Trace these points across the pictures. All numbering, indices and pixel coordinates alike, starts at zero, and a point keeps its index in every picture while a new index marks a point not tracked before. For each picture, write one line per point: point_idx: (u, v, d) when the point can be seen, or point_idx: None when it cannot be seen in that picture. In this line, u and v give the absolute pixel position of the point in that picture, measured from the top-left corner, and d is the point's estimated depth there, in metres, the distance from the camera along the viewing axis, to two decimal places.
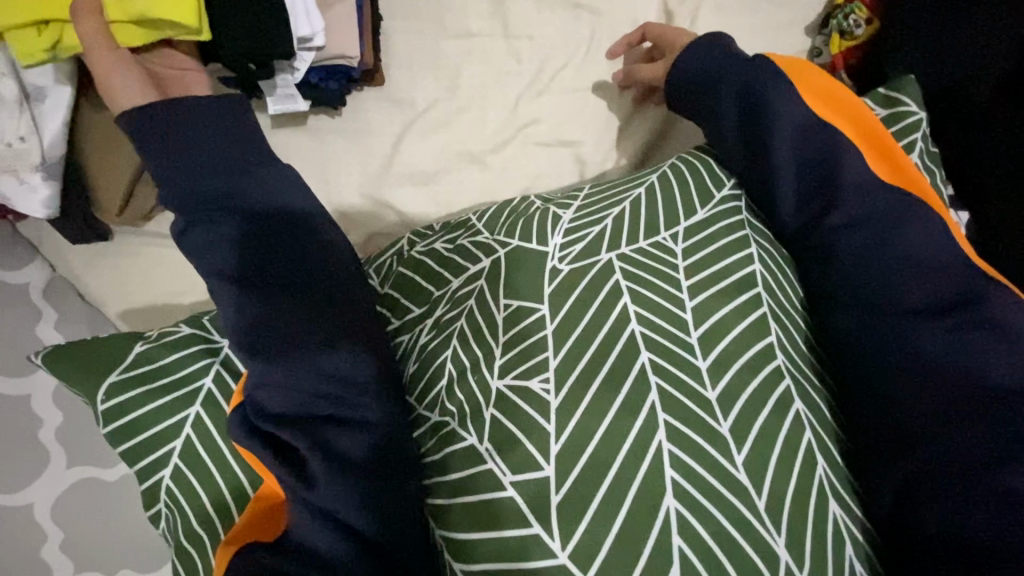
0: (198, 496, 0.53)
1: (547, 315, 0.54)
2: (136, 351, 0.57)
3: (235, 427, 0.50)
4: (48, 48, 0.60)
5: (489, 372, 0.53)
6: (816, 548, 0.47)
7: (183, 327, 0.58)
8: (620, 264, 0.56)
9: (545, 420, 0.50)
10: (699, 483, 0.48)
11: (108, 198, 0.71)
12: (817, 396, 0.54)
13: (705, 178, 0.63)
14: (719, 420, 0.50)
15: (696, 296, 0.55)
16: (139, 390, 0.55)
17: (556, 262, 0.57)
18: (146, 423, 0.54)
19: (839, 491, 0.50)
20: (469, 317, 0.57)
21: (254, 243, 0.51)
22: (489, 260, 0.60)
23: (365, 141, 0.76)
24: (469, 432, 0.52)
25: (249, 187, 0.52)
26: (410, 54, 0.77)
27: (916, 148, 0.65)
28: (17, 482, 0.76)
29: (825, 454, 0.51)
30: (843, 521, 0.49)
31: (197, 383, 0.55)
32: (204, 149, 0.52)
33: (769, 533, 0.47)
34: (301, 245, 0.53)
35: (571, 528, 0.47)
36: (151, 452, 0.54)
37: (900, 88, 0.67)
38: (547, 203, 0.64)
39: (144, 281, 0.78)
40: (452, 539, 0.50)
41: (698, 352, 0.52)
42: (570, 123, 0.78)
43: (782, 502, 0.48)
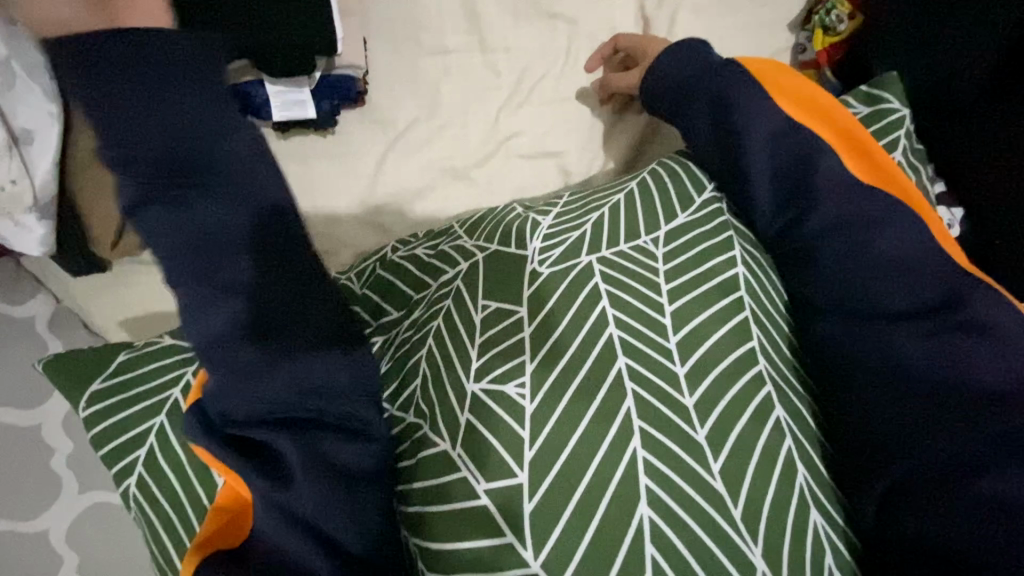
0: (160, 504, 0.54)
1: (525, 318, 0.54)
2: (120, 360, 0.58)
3: (194, 425, 0.48)
4: None
5: (464, 374, 0.53)
6: (794, 556, 0.47)
7: (166, 339, 0.60)
8: (599, 267, 0.56)
9: (520, 426, 0.50)
10: (675, 491, 0.47)
11: (102, 231, 0.73)
12: (802, 403, 0.53)
13: (686, 181, 0.62)
14: (696, 427, 0.49)
15: (675, 301, 0.54)
16: (114, 398, 0.56)
17: (537, 264, 0.57)
18: (118, 429, 0.56)
19: (822, 501, 0.50)
20: (445, 317, 0.57)
21: (230, 236, 0.45)
22: (467, 263, 0.60)
23: (350, 162, 0.76)
24: (441, 437, 0.52)
25: (208, 159, 0.45)
26: (387, 73, 0.77)
27: (898, 144, 0.63)
28: (32, 510, 0.78)
29: (806, 462, 0.50)
30: (825, 531, 0.48)
31: (165, 395, 0.56)
32: (160, 107, 0.43)
33: (745, 542, 0.47)
34: (279, 242, 0.47)
35: (544, 536, 0.47)
36: (121, 458, 0.55)
37: (884, 86, 0.65)
38: (528, 209, 0.63)
39: (145, 309, 0.80)
40: (427, 548, 0.50)
41: (676, 357, 0.52)
42: (553, 133, 0.77)
43: (760, 510, 0.47)
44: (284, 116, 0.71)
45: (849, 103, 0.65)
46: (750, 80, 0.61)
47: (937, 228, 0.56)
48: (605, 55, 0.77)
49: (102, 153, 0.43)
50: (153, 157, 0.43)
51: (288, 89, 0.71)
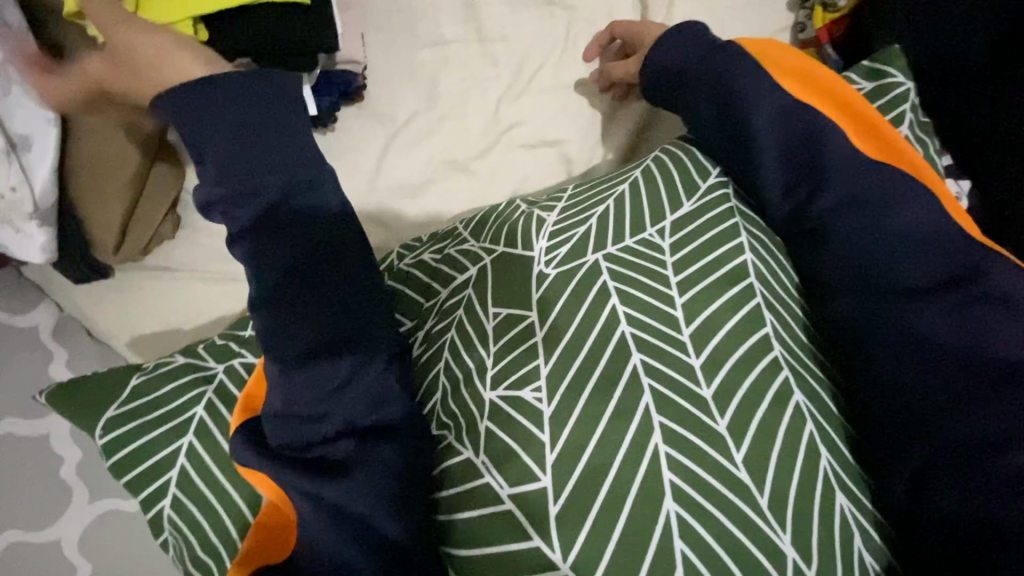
0: (200, 526, 0.54)
1: (537, 322, 0.54)
2: (133, 384, 0.58)
3: (244, 445, 0.48)
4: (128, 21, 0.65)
5: (481, 384, 0.53)
6: (823, 546, 0.46)
7: (178, 357, 0.59)
8: (607, 265, 0.55)
9: (540, 429, 0.49)
10: (700, 483, 0.47)
11: (102, 236, 0.73)
12: (819, 385, 0.53)
13: (689, 167, 0.62)
14: (716, 417, 0.49)
15: (686, 292, 0.54)
16: (134, 424, 0.56)
17: (543, 266, 0.56)
18: (144, 455, 0.55)
19: (847, 483, 0.49)
20: (459, 327, 0.57)
21: (291, 253, 0.48)
22: (476, 268, 0.60)
23: (351, 158, 0.75)
24: (466, 446, 0.51)
25: (301, 189, 0.50)
26: (385, 67, 0.76)
27: (904, 118, 0.63)
28: (42, 520, 0.77)
29: (828, 444, 0.50)
30: (852, 513, 0.48)
31: (189, 413, 0.56)
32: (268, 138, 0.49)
33: (773, 530, 0.46)
34: (329, 250, 0.50)
35: (571, 537, 0.46)
36: (150, 485, 0.55)
37: (886, 59, 0.65)
38: (532, 206, 0.63)
39: (148, 315, 0.79)
40: (455, 555, 0.50)
41: (691, 349, 0.51)
42: (553, 123, 0.77)
43: (785, 499, 0.47)
44: None
45: (852, 78, 0.65)
46: (750, 64, 0.61)
47: (950, 203, 0.56)
48: (602, 45, 0.77)
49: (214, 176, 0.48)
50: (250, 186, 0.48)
51: None
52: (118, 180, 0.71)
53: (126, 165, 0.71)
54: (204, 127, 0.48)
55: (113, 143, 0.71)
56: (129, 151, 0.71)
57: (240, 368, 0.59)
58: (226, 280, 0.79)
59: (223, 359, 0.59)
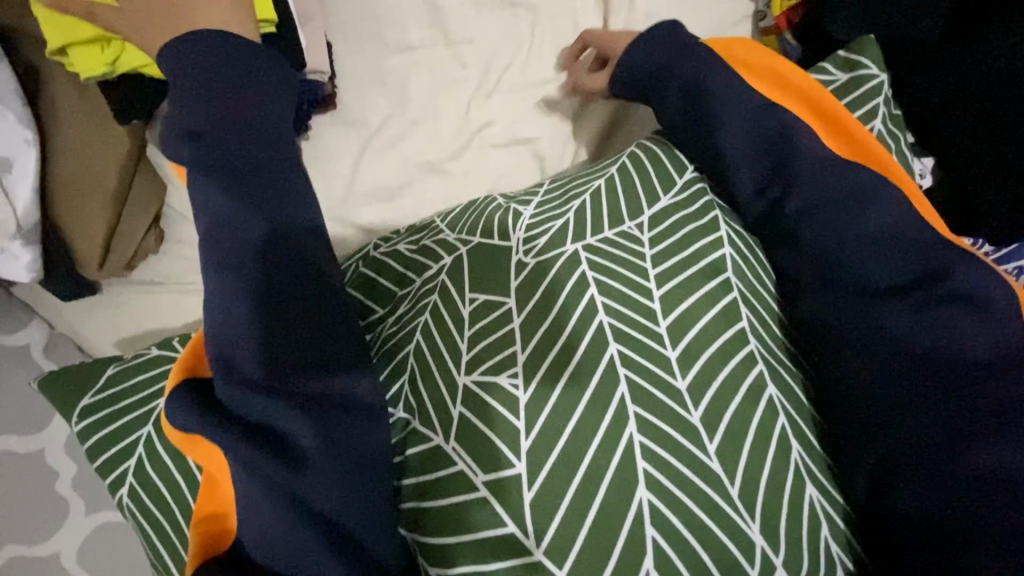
0: (153, 513, 0.58)
1: (514, 309, 0.54)
2: (108, 374, 0.62)
3: (183, 415, 0.48)
4: (109, 62, 0.61)
5: (456, 368, 0.53)
6: (790, 531, 0.48)
7: (152, 349, 0.64)
8: (586, 254, 0.55)
9: (515, 416, 0.50)
10: (674, 475, 0.48)
11: (87, 252, 0.74)
12: (794, 380, 0.54)
13: (666, 163, 0.62)
14: (691, 410, 0.50)
15: (665, 285, 0.54)
16: (103, 411, 0.60)
17: (521, 255, 0.57)
18: (110, 441, 0.60)
19: (815, 472, 0.51)
20: (433, 312, 0.56)
21: (268, 254, 0.49)
22: (450, 257, 0.60)
23: (326, 165, 0.76)
24: (434, 431, 0.51)
25: (279, 164, 0.52)
26: (356, 74, 0.78)
27: (878, 111, 0.65)
28: (39, 534, 0.78)
29: (799, 436, 0.51)
30: (819, 502, 0.50)
31: (153, 403, 0.60)
32: (255, 147, 0.51)
33: (743, 519, 0.47)
34: (303, 256, 0.51)
35: (546, 522, 0.47)
36: (114, 470, 0.59)
37: (861, 49, 0.67)
38: (509, 200, 0.64)
39: (136, 327, 0.80)
40: (427, 542, 0.50)
41: (668, 342, 0.52)
42: (524, 121, 0.78)
43: (756, 487, 0.48)
44: None
45: (827, 68, 0.67)
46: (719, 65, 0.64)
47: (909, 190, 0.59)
48: (576, 56, 0.78)
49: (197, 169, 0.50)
50: (231, 157, 0.50)
51: None
52: (97, 194, 0.73)
53: (104, 182, 0.72)
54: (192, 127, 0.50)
55: (92, 160, 0.72)
56: (108, 169, 0.72)
57: None
58: None
59: None
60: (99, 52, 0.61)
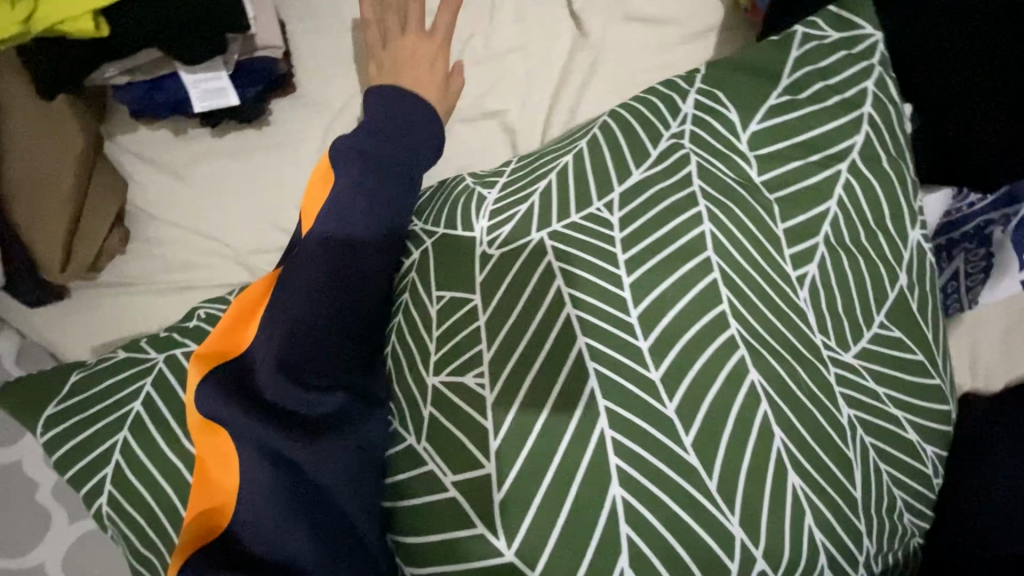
0: (137, 522, 0.53)
1: (479, 306, 0.49)
2: (73, 380, 0.58)
3: (211, 400, 0.47)
4: (23, 20, 0.57)
5: (425, 368, 0.50)
6: (773, 526, 0.43)
7: (119, 353, 0.59)
8: (552, 243, 0.49)
9: (482, 415, 0.46)
10: (648, 470, 0.44)
11: (48, 255, 0.70)
12: (781, 362, 0.47)
13: (636, 128, 0.54)
14: (665, 401, 0.45)
15: (635, 271, 0.47)
16: (74, 419, 0.56)
17: (486, 247, 0.51)
18: (82, 450, 0.55)
19: (804, 462, 0.45)
20: (404, 312, 0.53)
21: (343, 259, 0.52)
22: (419, 251, 0.55)
23: (290, 151, 0.75)
24: (409, 432, 0.50)
25: (401, 184, 0.56)
26: (317, 55, 0.75)
27: (875, 72, 0.56)
28: (25, 544, 0.77)
29: (785, 426, 0.45)
30: (805, 493, 0.44)
31: (127, 408, 0.55)
32: (386, 167, 0.56)
33: (722, 512, 0.43)
34: (366, 266, 0.53)
35: (516, 524, 0.44)
36: (88, 480, 0.54)
37: (855, 7, 0.58)
38: (476, 181, 0.58)
39: (100, 329, 0.76)
40: (403, 543, 0.48)
41: (638, 331, 0.46)
42: (491, 93, 0.73)
43: (735, 481, 0.44)
44: (206, 106, 0.68)
45: (817, 25, 0.57)
46: None
47: None
48: None
49: (345, 176, 0.53)
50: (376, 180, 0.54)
51: (203, 76, 0.66)
52: (60, 195, 0.69)
53: (63, 181, 0.69)
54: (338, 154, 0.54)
55: (49, 161, 0.69)
56: (65, 168, 0.69)
57: (182, 357, 0.57)
58: (171, 289, 0.75)
59: (163, 349, 0.58)
60: (12, 11, 0.57)
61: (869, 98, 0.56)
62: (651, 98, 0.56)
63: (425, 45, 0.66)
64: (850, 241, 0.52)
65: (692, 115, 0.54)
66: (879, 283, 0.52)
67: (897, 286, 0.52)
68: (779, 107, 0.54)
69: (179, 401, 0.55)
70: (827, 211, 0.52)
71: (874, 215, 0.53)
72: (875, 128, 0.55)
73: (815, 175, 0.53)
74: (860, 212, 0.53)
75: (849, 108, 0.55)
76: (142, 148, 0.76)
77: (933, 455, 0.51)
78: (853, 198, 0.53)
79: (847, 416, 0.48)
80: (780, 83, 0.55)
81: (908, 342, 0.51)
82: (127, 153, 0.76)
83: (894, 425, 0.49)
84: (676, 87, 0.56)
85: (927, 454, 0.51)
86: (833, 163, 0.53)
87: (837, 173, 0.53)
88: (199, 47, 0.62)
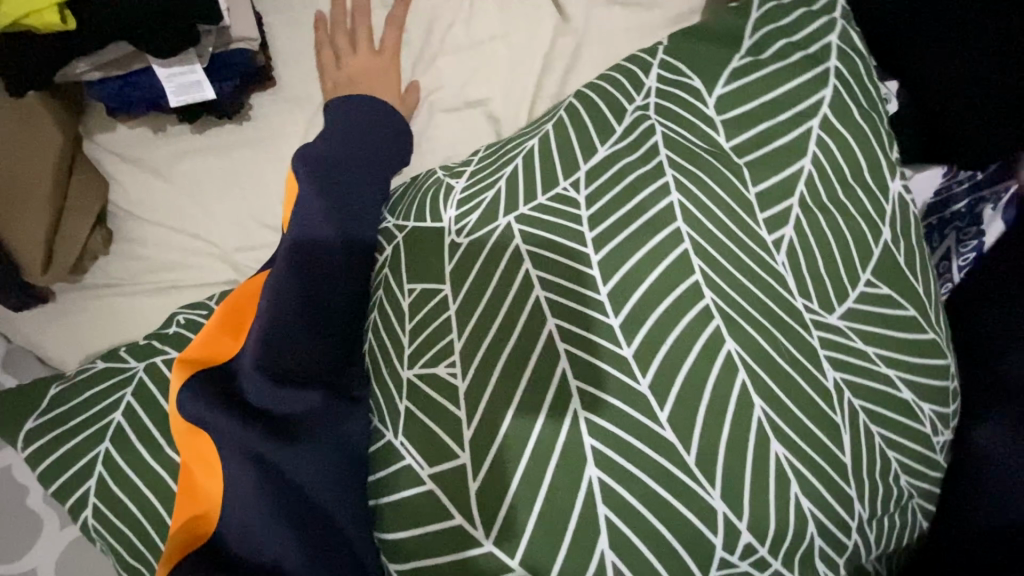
0: (123, 532, 0.52)
1: (450, 294, 0.49)
2: (51, 395, 0.58)
3: (193, 403, 0.47)
4: None
5: (399, 362, 0.50)
6: (756, 502, 0.43)
7: (98, 363, 0.59)
8: (519, 227, 0.49)
9: (455, 405, 0.46)
10: (623, 445, 0.43)
11: (29, 258, 0.68)
12: (759, 329, 0.45)
13: (602, 107, 0.54)
14: (638, 377, 0.44)
15: (602, 249, 0.47)
16: (55, 432, 0.55)
17: (454, 235, 0.51)
18: (64, 464, 0.54)
19: (787, 430, 0.44)
20: (380, 309, 0.54)
21: (317, 264, 0.53)
22: (391, 247, 0.56)
23: (271, 147, 0.74)
24: (387, 428, 0.50)
25: (367, 198, 0.58)
26: (295, 48, 0.74)
27: (837, 25, 0.56)
28: (18, 550, 0.77)
29: (765, 393, 0.44)
30: (789, 461, 0.43)
31: (108, 419, 0.54)
32: (352, 181, 0.58)
33: (703, 487, 0.42)
34: (340, 270, 0.54)
35: (493, 511, 0.44)
36: (72, 494, 0.54)
37: None
38: (447, 173, 0.58)
39: (84, 334, 0.75)
40: (385, 540, 0.48)
41: (609, 308, 0.45)
42: (473, 82, 0.72)
43: (715, 454, 0.43)
44: (181, 100, 0.66)
45: None
46: None
47: None
48: None
49: (313, 188, 0.55)
50: (343, 192, 0.57)
51: (177, 70, 0.65)
52: (37, 195, 0.67)
53: (41, 181, 0.67)
54: (305, 167, 0.56)
55: (24, 162, 0.67)
56: (42, 170, 0.67)
57: (162, 364, 0.56)
58: (154, 291, 0.74)
59: (144, 357, 0.57)
60: None
61: (834, 52, 0.55)
62: (616, 76, 0.56)
63: (383, 62, 0.71)
64: (825, 198, 0.50)
65: (656, 88, 0.54)
66: (862, 240, 0.50)
67: (882, 241, 0.51)
68: (742, 69, 0.53)
69: (160, 411, 0.54)
70: (801, 169, 0.50)
71: (852, 169, 0.52)
72: (843, 81, 0.54)
73: (787, 133, 0.51)
74: (836, 167, 0.51)
75: (813, 63, 0.54)
76: (121, 146, 0.75)
77: (931, 412, 0.49)
78: (827, 154, 0.51)
79: (834, 380, 0.46)
80: (743, 46, 0.55)
81: (898, 298, 0.50)
82: (107, 152, 0.75)
83: (889, 387, 0.48)
84: (640, 61, 0.56)
85: (925, 412, 0.49)
86: (804, 121, 0.52)
87: (809, 130, 0.51)
88: (170, 40, 0.61)
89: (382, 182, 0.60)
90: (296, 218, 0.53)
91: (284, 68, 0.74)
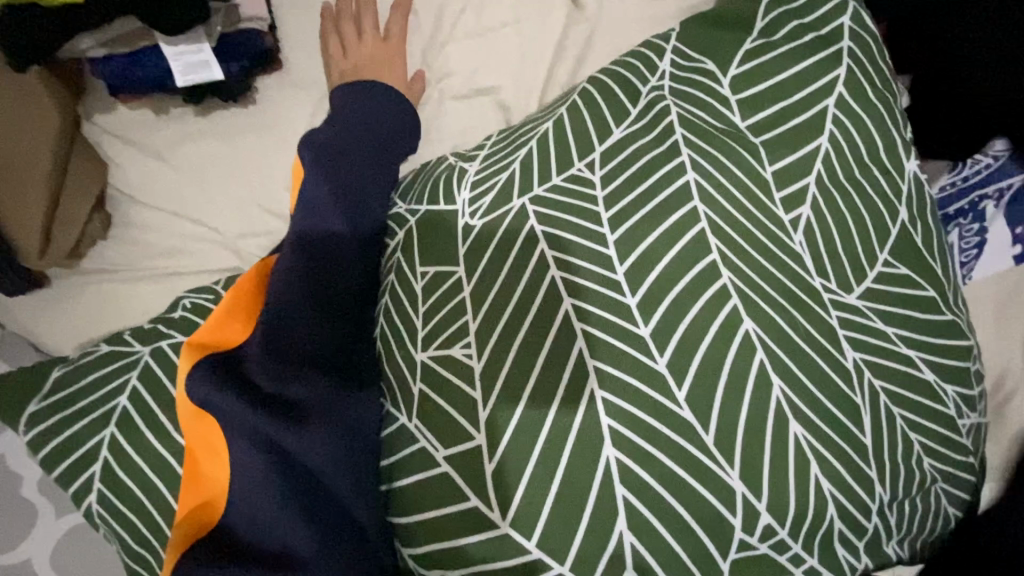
0: (129, 518, 0.51)
1: (464, 276, 0.49)
2: (54, 377, 0.56)
3: (201, 387, 0.44)
4: None
5: (413, 345, 0.49)
6: (774, 484, 0.43)
7: (101, 347, 0.57)
8: (534, 208, 0.48)
9: (471, 386, 0.46)
10: (640, 426, 0.43)
11: (26, 240, 0.66)
12: (777, 311, 0.45)
13: (616, 91, 0.53)
14: (656, 356, 0.44)
15: (618, 228, 0.46)
16: (58, 417, 0.54)
17: (469, 219, 0.51)
18: (68, 449, 0.53)
19: (806, 411, 0.44)
20: (392, 294, 0.53)
21: (327, 253, 0.52)
22: (404, 230, 0.55)
23: (276, 131, 0.72)
24: (400, 412, 0.49)
25: (375, 184, 0.57)
26: (301, 30, 0.73)
27: (849, 7, 0.56)
28: (13, 540, 0.75)
29: (784, 373, 0.44)
30: (807, 441, 0.43)
31: (113, 404, 0.53)
32: (360, 165, 0.57)
33: (721, 467, 0.42)
34: (350, 257, 0.53)
35: (510, 492, 0.43)
36: (75, 479, 0.53)
37: None
38: (459, 157, 0.57)
39: (82, 319, 0.73)
40: (399, 523, 0.48)
41: (626, 289, 0.45)
42: (483, 68, 0.72)
43: (733, 437, 0.43)
44: (191, 81, 0.65)
45: None
46: None
47: None
48: None
49: (321, 174, 0.53)
50: (352, 179, 0.55)
51: (184, 49, 0.64)
52: (37, 174, 0.65)
53: (40, 160, 0.65)
54: (312, 153, 0.55)
55: (23, 141, 0.65)
56: (43, 149, 0.66)
57: (168, 349, 0.55)
58: (155, 276, 0.73)
59: (150, 341, 0.56)
60: None
61: (846, 34, 0.55)
62: (630, 59, 0.55)
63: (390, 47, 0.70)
64: (843, 179, 0.50)
65: (670, 72, 0.54)
66: (880, 223, 0.50)
67: (898, 222, 0.51)
68: (756, 51, 0.53)
69: (167, 394, 0.53)
70: (818, 148, 0.50)
71: (869, 153, 0.52)
72: (856, 61, 0.53)
73: (802, 113, 0.51)
74: (852, 149, 0.51)
75: (825, 44, 0.54)
76: (121, 128, 0.73)
77: (955, 394, 0.50)
78: (845, 136, 0.51)
79: (853, 362, 0.46)
80: (755, 29, 0.55)
81: (914, 280, 0.50)
82: (106, 133, 0.73)
83: (909, 366, 0.48)
84: (654, 45, 0.56)
85: (949, 394, 0.49)
86: (820, 100, 0.52)
87: (824, 112, 0.51)
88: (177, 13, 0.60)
89: (391, 166, 0.60)
90: (305, 206, 0.52)
91: (289, 48, 0.73)
